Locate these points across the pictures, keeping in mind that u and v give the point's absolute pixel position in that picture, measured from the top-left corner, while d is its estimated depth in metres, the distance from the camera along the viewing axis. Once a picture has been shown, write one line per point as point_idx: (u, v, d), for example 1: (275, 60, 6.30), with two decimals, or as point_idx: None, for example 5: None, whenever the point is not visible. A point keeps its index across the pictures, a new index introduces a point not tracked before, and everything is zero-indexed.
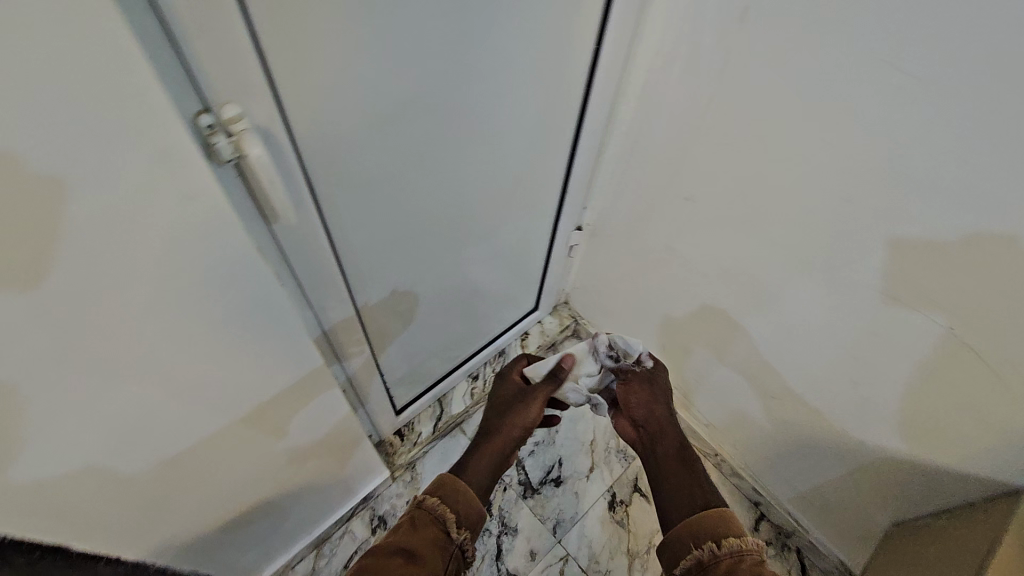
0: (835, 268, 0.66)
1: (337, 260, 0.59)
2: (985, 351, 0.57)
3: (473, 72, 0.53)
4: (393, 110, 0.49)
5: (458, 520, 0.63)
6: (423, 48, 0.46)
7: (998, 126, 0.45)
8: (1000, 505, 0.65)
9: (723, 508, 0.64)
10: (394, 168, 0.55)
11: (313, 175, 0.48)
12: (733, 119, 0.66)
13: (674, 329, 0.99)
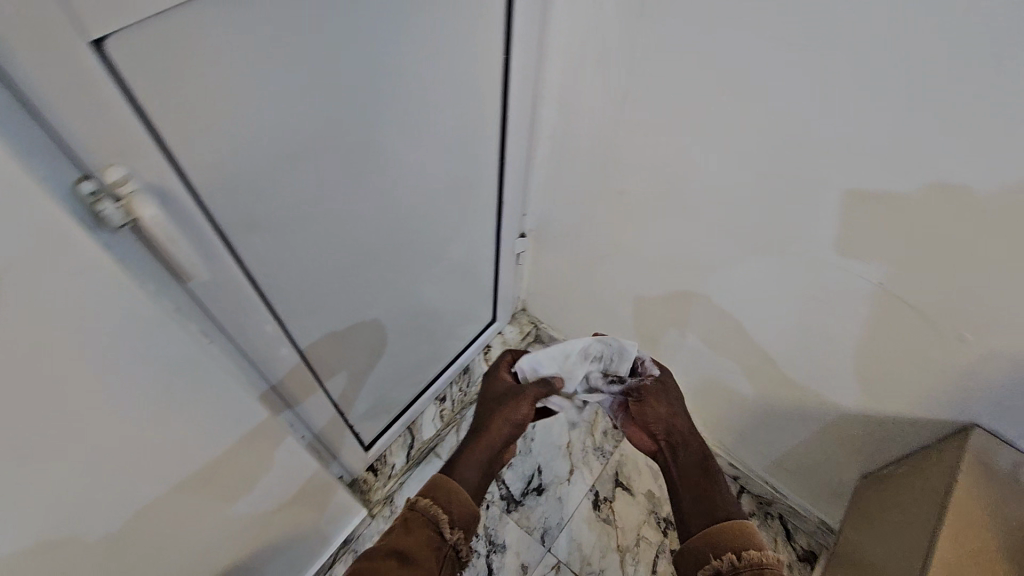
0: (767, 241, 0.68)
1: (270, 306, 0.57)
2: (913, 299, 0.60)
3: (381, 95, 0.52)
4: (302, 146, 0.48)
5: (450, 521, 0.69)
6: (322, 78, 0.45)
7: (887, 84, 0.48)
8: (952, 443, 0.68)
9: (744, 523, 0.69)
10: (315, 204, 0.54)
11: (225, 226, 0.46)
12: (650, 110, 0.67)
13: (641, 319, 0.98)
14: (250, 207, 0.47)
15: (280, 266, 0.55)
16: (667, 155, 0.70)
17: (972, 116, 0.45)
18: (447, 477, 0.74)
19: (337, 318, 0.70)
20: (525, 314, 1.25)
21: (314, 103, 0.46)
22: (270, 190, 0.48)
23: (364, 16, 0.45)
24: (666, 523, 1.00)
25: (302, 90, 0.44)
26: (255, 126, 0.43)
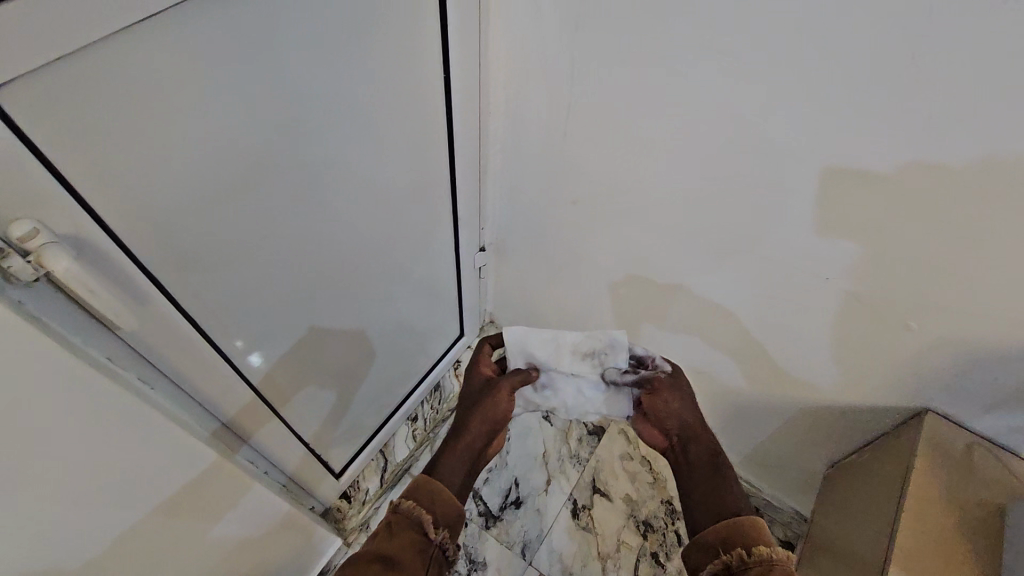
0: (720, 241, 0.69)
1: (218, 344, 0.56)
2: (862, 289, 0.62)
3: (320, 125, 0.52)
4: (238, 182, 0.47)
5: (435, 520, 0.64)
6: (253, 114, 0.45)
7: (819, 82, 0.50)
8: (909, 428, 0.70)
9: (757, 518, 0.66)
10: (260, 237, 0.53)
11: (162, 272, 0.45)
12: (597, 117, 0.68)
13: (620, 307, 0.93)
14: (190, 244, 0.46)
15: (226, 304, 0.54)
16: (619, 162, 0.70)
17: (896, 109, 0.48)
18: (430, 477, 0.69)
19: (293, 349, 0.69)
20: (494, 326, 1.25)
21: (255, 137, 0.46)
22: (216, 224, 0.47)
23: (295, 49, 0.45)
24: (644, 526, 1.00)
25: (238, 125, 0.44)
26: (187, 167, 0.42)
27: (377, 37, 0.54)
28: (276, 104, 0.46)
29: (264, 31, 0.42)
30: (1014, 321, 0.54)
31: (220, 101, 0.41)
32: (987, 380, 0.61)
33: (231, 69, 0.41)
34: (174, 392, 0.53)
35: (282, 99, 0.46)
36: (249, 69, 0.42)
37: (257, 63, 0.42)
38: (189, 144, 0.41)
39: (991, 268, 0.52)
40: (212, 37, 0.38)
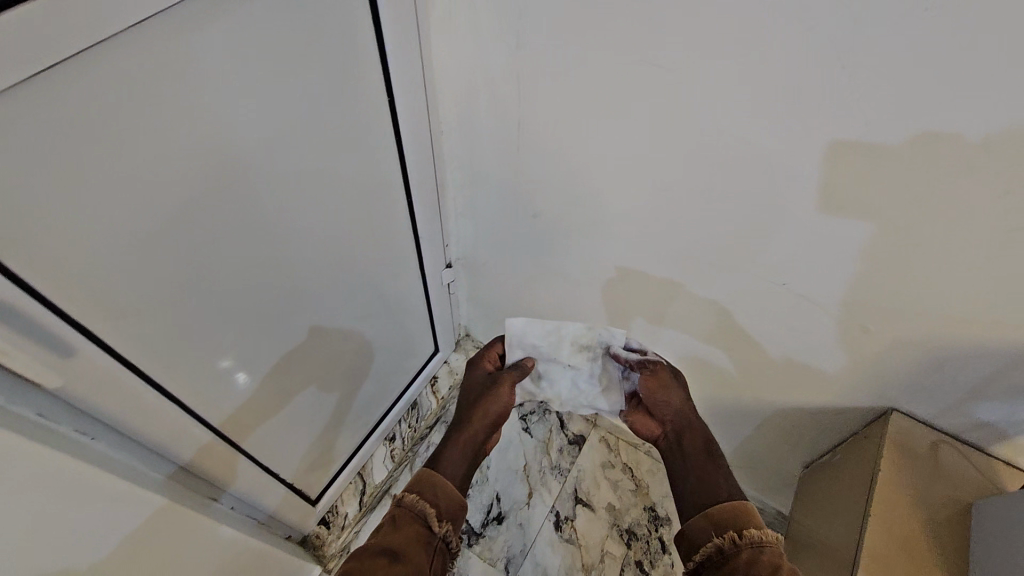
0: (677, 251, 0.71)
1: (159, 388, 0.56)
2: (812, 294, 0.64)
3: (239, 155, 0.52)
4: (157, 220, 0.48)
5: (439, 514, 0.67)
6: (163, 151, 0.45)
7: (737, 92, 0.51)
8: (876, 426, 0.71)
9: (747, 505, 0.68)
10: (188, 271, 0.53)
11: (86, 322, 0.46)
12: (543, 135, 0.68)
13: (613, 302, 0.87)
14: (111, 287, 0.47)
15: (157, 341, 0.54)
16: (574, 176, 0.71)
17: (815, 116, 0.49)
18: (432, 472, 0.72)
19: (251, 380, 0.69)
20: (471, 340, 1.24)
21: (169, 173, 0.47)
22: (135, 262, 0.48)
23: (204, 87, 0.45)
24: (628, 535, 1.00)
25: (147, 163, 0.44)
26: (96, 211, 0.43)
27: (305, 72, 0.54)
28: (189, 140, 0.47)
29: (168, 72, 0.42)
30: (963, 318, 0.55)
31: (126, 142, 0.42)
32: (945, 376, 0.62)
33: (133, 111, 0.42)
34: (109, 431, 0.54)
35: (193, 136, 0.47)
36: (155, 108, 0.43)
37: (161, 104, 0.43)
38: (92, 187, 0.42)
39: (934, 269, 0.53)
40: (106, 84, 0.39)
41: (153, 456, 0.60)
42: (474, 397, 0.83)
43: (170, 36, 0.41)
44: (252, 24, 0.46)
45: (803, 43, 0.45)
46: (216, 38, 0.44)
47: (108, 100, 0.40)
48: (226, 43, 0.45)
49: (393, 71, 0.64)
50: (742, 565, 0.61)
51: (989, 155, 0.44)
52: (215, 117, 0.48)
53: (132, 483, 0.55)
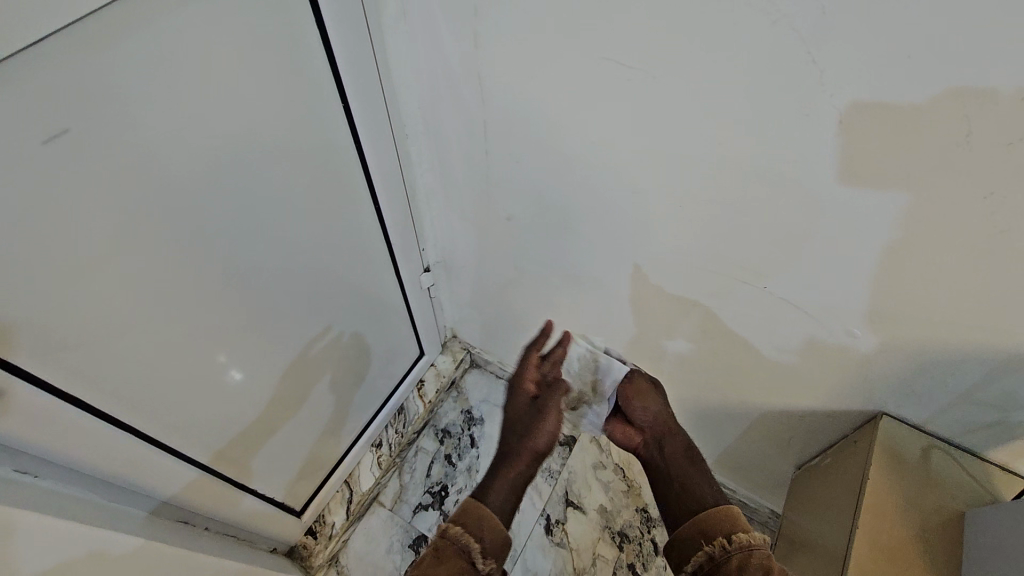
0: (655, 255, 0.68)
1: (116, 420, 0.54)
2: (796, 299, 0.62)
3: (185, 177, 0.49)
4: (98, 249, 0.45)
5: (484, 550, 0.61)
6: (96, 179, 0.42)
7: (707, 89, 0.47)
8: (866, 430, 0.70)
9: (730, 508, 0.65)
10: (138, 299, 0.51)
11: (24, 362, 0.44)
12: (512, 138, 0.66)
13: (641, 318, 0.81)
14: (56, 327, 0.45)
15: (118, 377, 0.52)
16: (544, 179, 0.69)
17: (788, 114, 0.45)
18: (479, 502, 0.66)
19: (225, 404, 0.68)
20: (457, 341, 1.23)
21: (115, 207, 0.45)
22: (83, 299, 0.46)
23: (148, 116, 0.43)
24: (620, 538, 1.01)
25: (88, 198, 0.42)
26: (32, 252, 0.41)
27: (258, 91, 0.52)
28: (135, 172, 0.45)
29: (107, 105, 0.40)
30: (949, 323, 0.54)
31: (63, 180, 0.40)
32: (934, 379, 0.60)
33: (69, 147, 0.40)
34: (65, 470, 0.52)
35: (139, 167, 0.45)
36: (94, 143, 0.41)
37: (100, 137, 0.41)
38: (28, 230, 0.40)
39: (918, 274, 0.51)
40: (36, 123, 0.37)
41: (117, 489, 0.59)
42: (520, 425, 0.78)
43: (95, 56, 0.38)
44: (188, 38, 0.43)
45: (778, 45, 0.42)
46: (159, 65, 0.42)
47: (40, 138, 0.38)
48: (171, 70, 0.43)
49: (352, 82, 0.61)
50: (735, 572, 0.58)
51: (970, 157, 0.41)
52: (163, 146, 0.46)
53: (92, 520, 0.53)
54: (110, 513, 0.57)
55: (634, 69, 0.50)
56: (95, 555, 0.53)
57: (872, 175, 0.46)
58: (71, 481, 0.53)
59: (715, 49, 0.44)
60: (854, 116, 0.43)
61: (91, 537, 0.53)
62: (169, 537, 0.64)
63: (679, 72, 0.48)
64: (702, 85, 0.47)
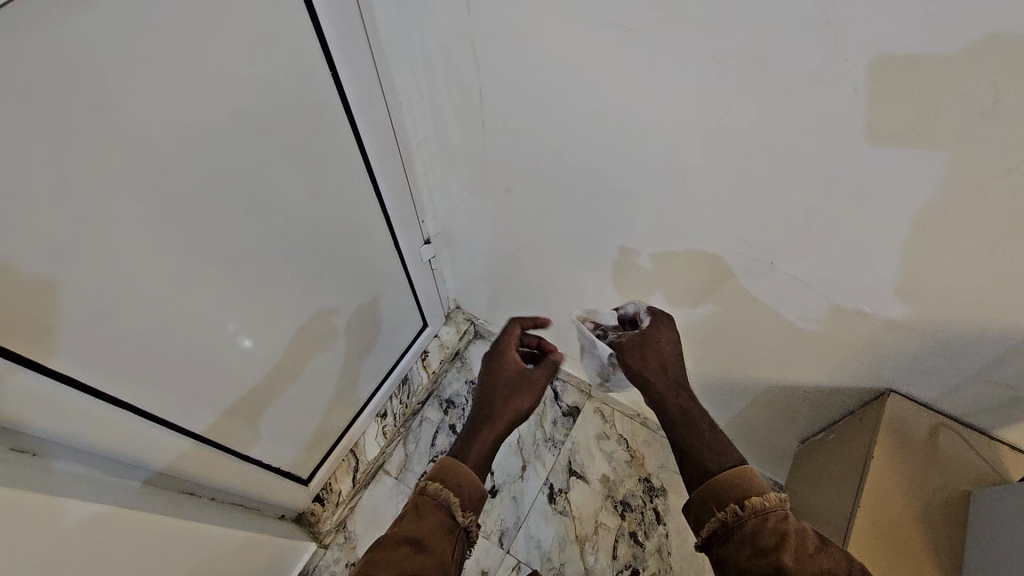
0: (660, 230, 0.67)
1: (121, 404, 0.55)
2: (804, 276, 0.60)
3: (177, 160, 0.48)
4: (93, 235, 0.44)
5: (463, 503, 0.60)
6: (87, 167, 0.41)
7: (718, 58, 0.44)
8: (873, 408, 0.70)
9: (747, 467, 0.57)
10: (135, 284, 0.50)
11: (30, 354, 0.44)
12: (513, 108, 0.63)
13: (631, 283, 0.79)
14: (56, 318, 0.45)
15: (121, 363, 0.53)
16: (546, 151, 0.66)
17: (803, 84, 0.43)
18: (456, 460, 0.64)
19: (229, 382, 0.68)
20: (462, 312, 1.23)
21: (108, 197, 0.44)
22: (83, 290, 0.46)
23: (140, 107, 0.42)
24: (622, 506, 1.04)
25: (78, 188, 0.42)
26: (30, 248, 0.40)
27: (251, 72, 0.50)
28: (128, 161, 0.44)
29: (94, 96, 0.39)
30: (965, 299, 0.52)
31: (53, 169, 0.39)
32: (947, 357, 0.59)
33: (55, 140, 0.38)
34: (72, 449, 0.53)
35: (129, 155, 0.44)
36: (81, 135, 0.40)
37: (90, 130, 0.40)
38: (20, 227, 0.39)
39: (936, 252, 0.49)
40: (20, 117, 0.36)
41: (124, 466, 0.59)
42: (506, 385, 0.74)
43: (81, 46, 0.37)
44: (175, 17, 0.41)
45: (794, 13, 0.39)
46: (146, 51, 0.41)
47: (24, 134, 0.37)
48: (159, 56, 0.42)
49: (346, 56, 0.59)
50: (749, 538, 0.52)
51: (1001, 132, 0.39)
52: (152, 130, 0.44)
53: (96, 500, 0.55)
54: (115, 490, 0.58)
55: (638, 36, 0.47)
56: (97, 531, 0.55)
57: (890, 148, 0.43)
58: (75, 460, 0.54)
59: (726, 15, 0.41)
60: (873, 89, 0.40)
61: (93, 516, 0.54)
62: (172, 512, 0.66)
63: (686, 43, 0.45)
64: (708, 54, 0.45)
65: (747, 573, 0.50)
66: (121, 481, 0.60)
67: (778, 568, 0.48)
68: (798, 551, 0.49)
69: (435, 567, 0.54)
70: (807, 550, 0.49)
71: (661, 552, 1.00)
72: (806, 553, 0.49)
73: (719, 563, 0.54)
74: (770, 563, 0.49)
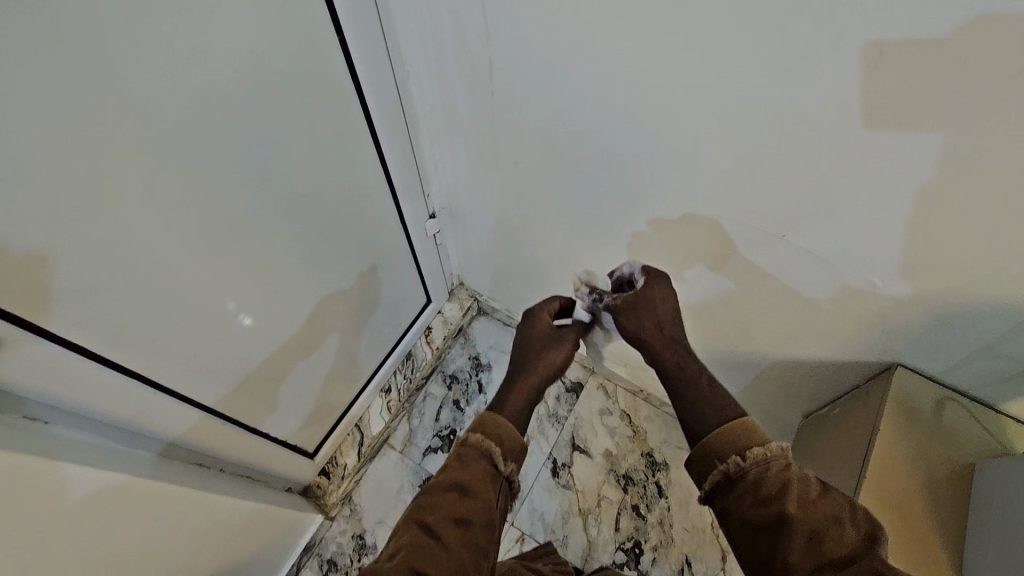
0: (669, 203, 0.66)
1: (128, 373, 0.54)
2: (814, 250, 0.60)
3: (182, 128, 0.47)
4: (98, 203, 0.44)
5: (505, 453, 0.60)
6: (91, 134, 0.40)
7: (735, 24, 0.43)
8: (879, 382, 0.70)
9: (747, 419, 0.56)
10: (140, 253, 0.49)
11: (39, 322, 0.44)
12: (520, 78, 0.62)
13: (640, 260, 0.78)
14: (63, 287, 0.44)
15: (127, 333, 0.52)
16: (554, 121, 0.65)
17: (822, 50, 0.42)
18: (496, 414, 0.64)
19: (234, 353, 0.68)
20: (465, 289, 1.24)
21: (113, 164, 0.43)
22: (88, 258, 0.45)
23: (144, 73, 0.41)
24: (624, 480, 1.05)
25: (80, 154, 0.40)
26: (34, 215, 0.40)
27: (256, 38, 0.48)
28: (132, 129, 0.43)
29: (98, 60, 0.38)
30: (976, 273, 0.52)
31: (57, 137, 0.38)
32: (954, 331, 0.59)
33: (58, 104, 0.37)
34: (70, 415, 0.53)
35: (134, 121, 0.43)
36: (85, 102, 0.39)
37: (96, 94, 0.39)
38: (25, 196, 0.38)
39: (950, 225, 0.49)
40: (27, 81, 0.35)
41: (128, 434, 0.59)
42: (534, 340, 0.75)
43: (84, 9, 0.35)
44: None
45: None
46: (150, 15, 0.39)
47: (30, 99, 0.36)
48: (163, 21, 0.40)
49: (351, 23, 0.57)
50: (752, 488, 0.50)
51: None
52: (157, 97, 0.43)
53: (106, 469, 0.55)
54: (121, 459, 0.58)
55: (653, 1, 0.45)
56: (108, 499, 0.55)
57: (909, 117, 0.43)
58: (77, 427, 0.54)
59: None
60: (896, 53, 0.39)
61: (103, 485, 0.54)
62: (180, 482, 0.66)
63: (702, 8, 0.44)
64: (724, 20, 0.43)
65: (752, 523, 0.49)
66: (129, 450, 0.60)
67: (782, 516, 0.47)
68: (801, 498, 0.48)
69: (479, 512, 0.54)
70: (810, 497, 0.48)
71: (663, 524, 1.01)
72: (809, 500, 0.48)
73: (723, 515, 0.53)
74: (773, 512, 0.48)
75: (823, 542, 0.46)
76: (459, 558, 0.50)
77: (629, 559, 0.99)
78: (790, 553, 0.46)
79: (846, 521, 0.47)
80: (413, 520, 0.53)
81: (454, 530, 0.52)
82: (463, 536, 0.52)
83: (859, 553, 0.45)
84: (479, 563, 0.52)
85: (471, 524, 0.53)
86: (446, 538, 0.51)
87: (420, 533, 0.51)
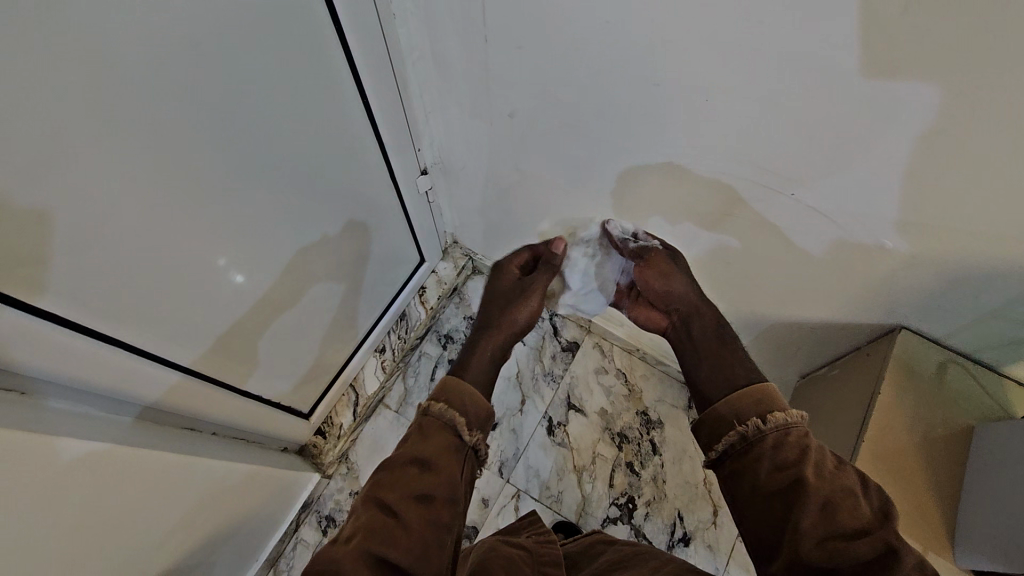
0: (675, 162, 0.63)
1: (116, 342, 0.53)
2: (826, 212, 0.57)
3: (154, 87, 0.43)
4: (74, 173, 0.41)
5: (469, 423, 0.59)
6: (54, 98, 0.37)
7: None
8: (880, 345, 0.70)
9: (766, 385, 0.55)
10: (122, 223, 0.47)
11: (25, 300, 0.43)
12: (517, 25, 0.57)
13: (640, 218, 0.76)
14: (44, 262, 0.42)
15: (113, 305, 0.51)
16: (550, 71, 0.61)
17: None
18: (458, 380, 0.63)
19: (220, 318, 0.66)
20: (460, 247, 1.21)
21: (77, 127, 0.39)
22: (64, 231, 0.42)
23: (108, 24, 0.37)
24: (620, 438, 1.06)
25: (45, 116, 0.37)
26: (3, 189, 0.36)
27: None
28: (100, 90, 0.39)
29: (55, 12, 0.34)
30: (993, 240, 0.50)
31: (19, 101, 0.35)
32: (963, 296, 0.58)
33: (17, 67, 0.34)
34: (65, 388, 0.52)
35: (99, 82, 0.39)
36: (43, 61, 0.35)
37: (53, 53, 0.35)
38: None
39: (970, 188, 0.47)
40: None
41: (117, 401, 0.58)
42: (500, 298, 0.77)
43: None
44: None
45: None
46: None
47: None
48: None
49: None
50: (769, 453, 0.50)
51: None
52: (125, 52, 0.39)
53: (99, 441, 0.54)
54: (110, 427, 0.57)
55: None
56: (102, 469, 0.55)
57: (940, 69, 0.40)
58: (65, 397, 0.52)
59: None
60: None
61: (98, 455, 0.54)
62: (170, 447, 0.66)
63: None
64: None
65: (765, 490, 0.49)
66: (117, 415, 0.59)
67: (797, 481, 0.47)
68: (818, 467, 0.48)
69: (441, 484, 0.53)
70: (827, 467, 0.48)
71: (656, 481, 1.03)
72: (826, 469, 0.48)
73: (730, 478, 0.52)
74: (790, 477, 0.48)
75: (838, 512, 0.45)
76: (420, 537, 0.49)
77: (622, 513, 1.01)
78: (803, 518, 0.45)
79: (861, 495, 0.46)
80: (372, 500, 0.52)
81: (415, 508, 0.51)
82: (424, 513, 0.51)
83: (872, 527, 0.44)
84: (444, 538, 0.51)
85: (433, 499, 0.52)
86: (406, 516, 0.50)
87: (378, 512, 0.50)
